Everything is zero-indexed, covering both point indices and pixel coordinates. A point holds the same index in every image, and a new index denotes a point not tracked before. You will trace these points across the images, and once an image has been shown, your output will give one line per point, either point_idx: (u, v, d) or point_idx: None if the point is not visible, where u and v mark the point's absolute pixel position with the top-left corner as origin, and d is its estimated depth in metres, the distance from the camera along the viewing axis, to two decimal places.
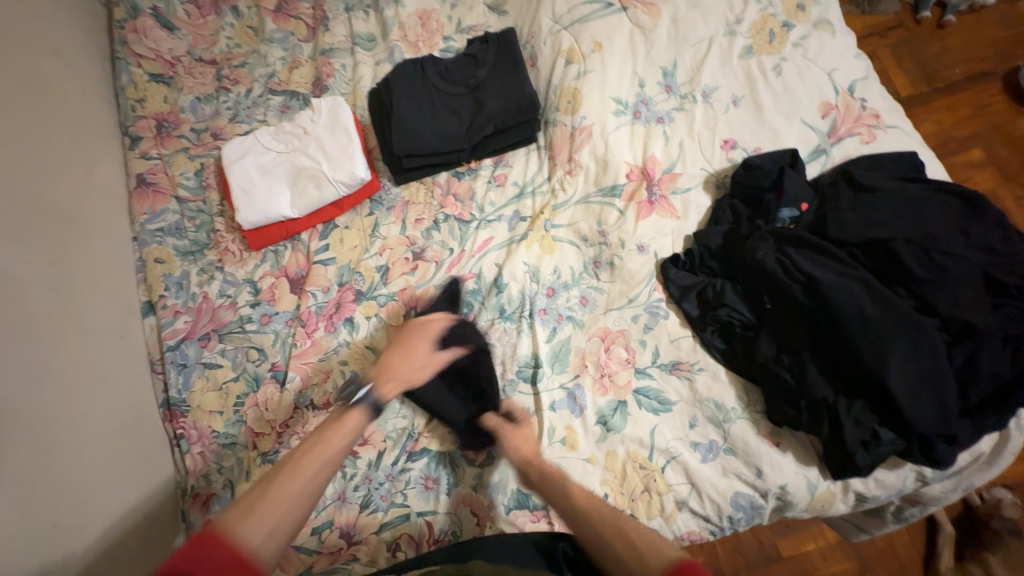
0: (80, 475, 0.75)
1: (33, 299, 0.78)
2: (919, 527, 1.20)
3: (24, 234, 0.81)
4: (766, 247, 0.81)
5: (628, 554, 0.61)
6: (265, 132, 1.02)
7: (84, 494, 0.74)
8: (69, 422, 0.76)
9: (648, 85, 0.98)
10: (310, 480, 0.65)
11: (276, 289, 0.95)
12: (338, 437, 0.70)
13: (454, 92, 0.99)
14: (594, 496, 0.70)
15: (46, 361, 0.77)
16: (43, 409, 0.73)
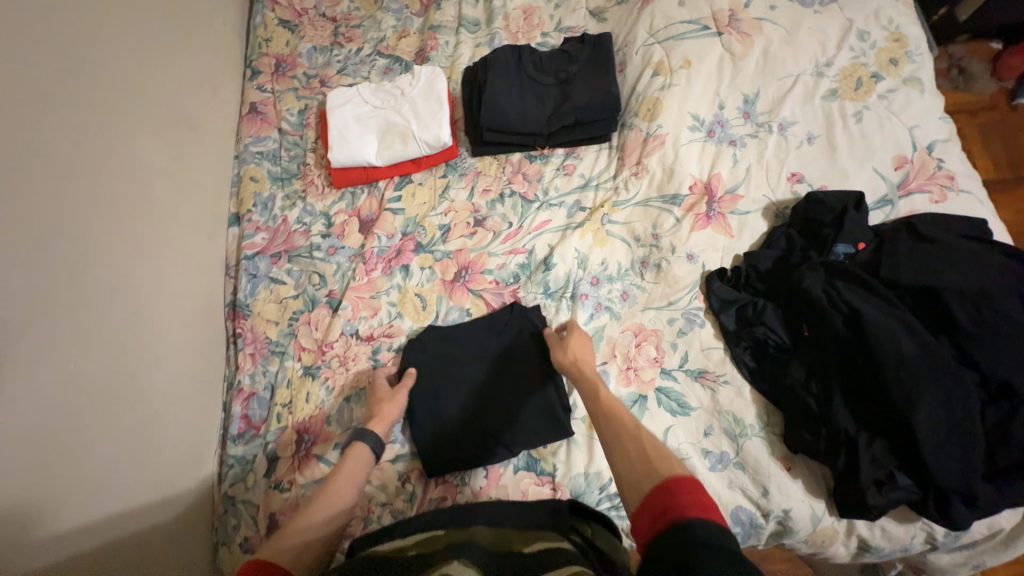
0: (155, 343, 0.85)
1: (152, 186, 0.90)
2: None
3: (156, 130, 0.93)
4: (815, 276, 0.83)
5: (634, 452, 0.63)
6: (366, 87, 1.12)
7: (156, 360, 0.84)
8: (156, 296, 0.87)
9: (727, 108, 1.02)
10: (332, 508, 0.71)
11: (346, 226, 1.04)
12: (345, 476, 0.74)
13: (543, 81, 1.07)
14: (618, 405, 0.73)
15: (151, 240, 0.88)
16: (140, 278, 0.84)
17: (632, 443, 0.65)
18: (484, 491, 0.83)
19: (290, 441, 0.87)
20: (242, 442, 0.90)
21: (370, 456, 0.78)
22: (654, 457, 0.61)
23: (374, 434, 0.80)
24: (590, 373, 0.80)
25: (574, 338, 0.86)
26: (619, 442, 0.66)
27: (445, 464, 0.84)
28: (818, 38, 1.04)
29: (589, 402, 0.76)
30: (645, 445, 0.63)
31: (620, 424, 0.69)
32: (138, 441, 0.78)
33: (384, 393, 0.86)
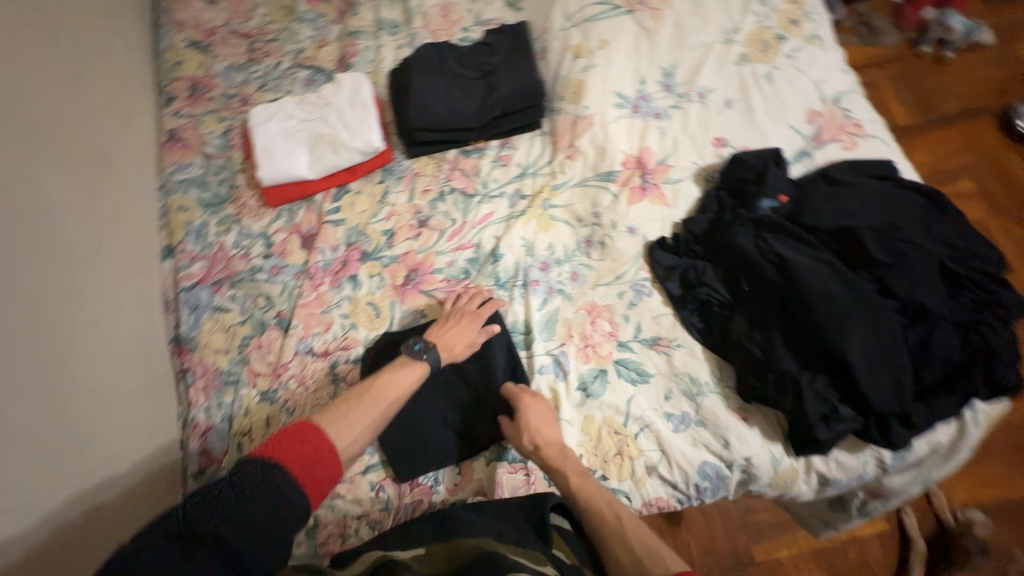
0: (93, 390, 0.80)
1: (69, 225, 0.86)
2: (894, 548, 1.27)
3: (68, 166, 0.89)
4: (745, 232, 0.87)
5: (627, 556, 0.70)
6: (290, 101, 1.09)
7: (97, 406, 0.80)
8: (89, 340, 0.82)
9: (648, 83, 1.05)
10: (385, 408, 0.78)
11: (287, 244, 1.01)
12: (397, 386, 0.80)
13: (468, 76, 1.07)
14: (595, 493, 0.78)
15: (75, 283, 0.83)
16: (70, 322, 0.80)
17: (616, 536, 0.72)
18: (461, 486, 0.85)
19: None
20: (205, 478, 0.86)
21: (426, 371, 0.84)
22: (639, 551, 0.69)
23: (436, 353, 0.85)
24: (557, 459, 0.80)
25: (530, 416, 0.82)
26: (605, 536, 0.73)
27: (420, 466, 0.84)
28: (723, 7, 1.09)
29: (565, 493, 0.79)
30: (629, 540, 0.70)
31: (600, 519, 0.74)
32: (85, 492, 0.74)
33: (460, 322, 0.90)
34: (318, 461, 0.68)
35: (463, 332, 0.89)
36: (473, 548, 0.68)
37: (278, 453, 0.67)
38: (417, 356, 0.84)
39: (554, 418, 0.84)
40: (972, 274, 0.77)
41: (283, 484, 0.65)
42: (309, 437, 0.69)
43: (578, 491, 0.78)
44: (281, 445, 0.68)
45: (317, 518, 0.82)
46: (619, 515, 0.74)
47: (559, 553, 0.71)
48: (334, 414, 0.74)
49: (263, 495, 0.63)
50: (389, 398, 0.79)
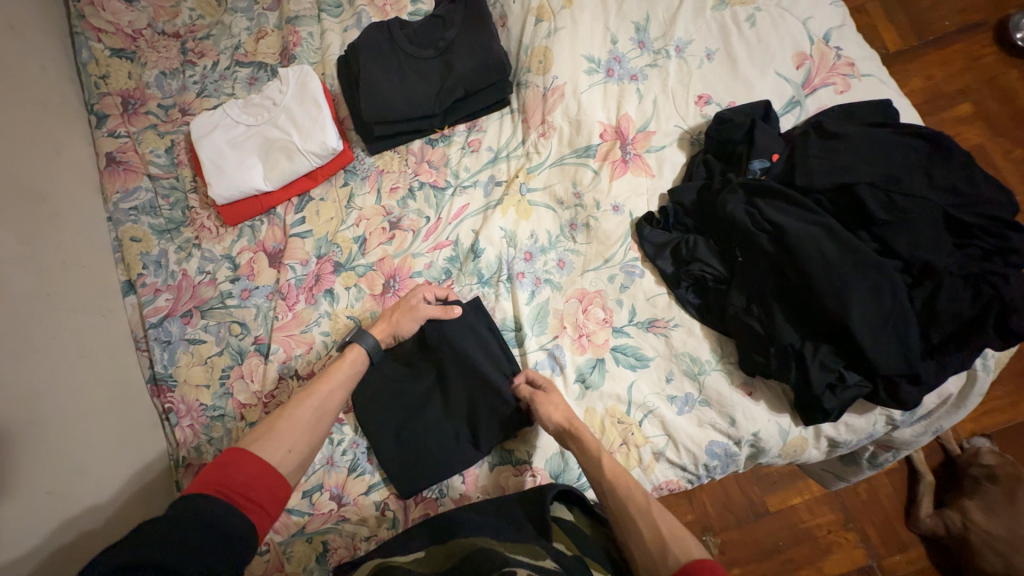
0: (69, 451, 0.76)
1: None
2: (906, 485, 1.28)
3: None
4: (735, 200, 0.81)
5: (649, 538, 0.66)
6: (233, 105, 1.00)
7: (76, 466, 0.77)
8: (55, 399, 0.77)
9: (620, 41, 0.96)
10: (322, 402, 0.76)
11: (254, 263, 0.95)
12: (339, 373, 0.80)
13: (423, 56, 0.97)
14: (620, 471, 0.73)
15: (28, 341, 0.77)
16: (26, 386, 0.74)
17: (643, 517, 0.68)
18: (466, 495, 0.83)
19: None
20: None
21: (364, 357, 0.84)
22: (664, 531, 0.65)
23: (372, 335, 0.85)
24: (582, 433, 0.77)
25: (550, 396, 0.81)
26: (629, 511, 0.69)
27: (425, 478, 0.83)
28: None
29: (591, 466, 0.75)
30: (655, 519, 0.67)
31: (630, 498, 0.70)
32: (84, 553, 0.72)
33: (403, 301, 0.88)
34: (262, 484, 0.63)
35: (406, 311, 0.86)
36: (469, 545, 0.66)
37: (211, 484, 0.61)
38: (353, 344, 0.84)
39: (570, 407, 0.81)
40: (980, 221, 0.72)
41: (216, 516, 0.57)
42: (241, 464, 0.63)
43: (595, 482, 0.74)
44: (211, 478, 0.62)
45: (325, 543, 0.80)
46: (648, 497, 0.70)
47: (560, 546, 0.69)
48: (267, 428, 0.70)
49: (193, 528, 0.55)
50: (334, 394, 0.78)
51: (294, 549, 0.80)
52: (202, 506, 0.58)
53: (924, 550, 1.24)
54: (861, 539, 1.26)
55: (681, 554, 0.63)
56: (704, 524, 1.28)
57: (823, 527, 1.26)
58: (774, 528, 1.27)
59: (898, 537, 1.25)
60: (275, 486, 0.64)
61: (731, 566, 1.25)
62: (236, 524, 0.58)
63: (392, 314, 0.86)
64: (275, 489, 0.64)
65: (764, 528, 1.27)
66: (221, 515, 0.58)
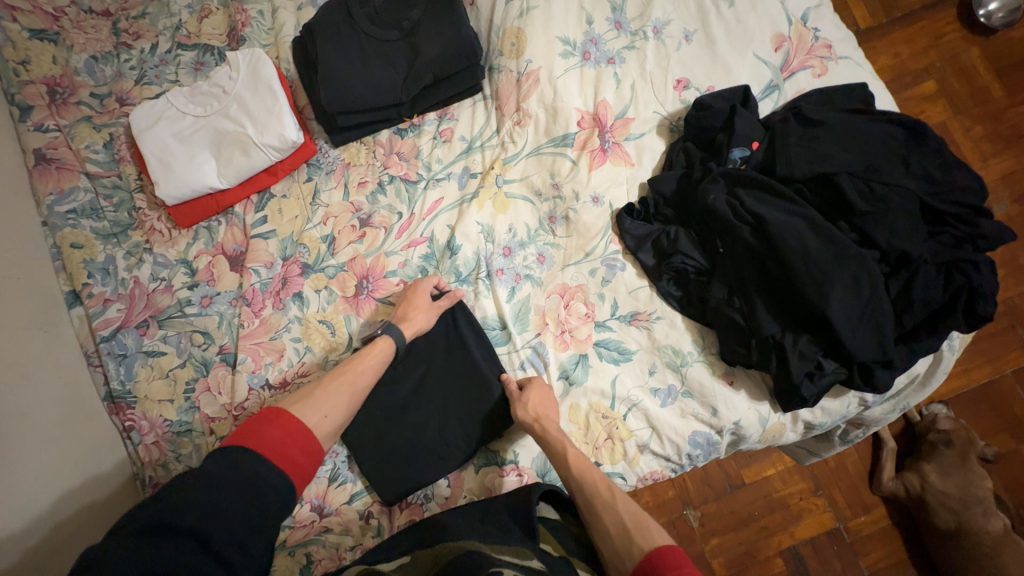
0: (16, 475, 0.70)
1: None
2: (870, 452, 1.35)
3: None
4: (716, 189, 0.79)
5: (613, 525, 0.67)
6: (178, 94, 0.91)
7: (28, 491, 0.71)
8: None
9: (597, 21, 0.91)
10: (352, 383, 0.74)
11: (214, 268, 0.89)
12: (366, 360, 0.77)
13: (387, 37, 0.90)
14: (587, 464, 0.74)
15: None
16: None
17: (608, 509, 0.69)
18: (452, 498, 0.81)
19: None
20: None
21: (391, 348, 0.80)
22: (630, 526, 0.66)
23: (399, 328, 0.80)
24: (551, 433, 0.76)
25: (533, 390, 0.80)
26: (596, 512, 0.69)
27: (411, 481, 0.80)
28: None
29: (557, 465, 0.75)
30: (620, 513, 0.67)
31: (596, 498, 0.71)
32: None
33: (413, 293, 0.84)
34: (298, 443, 0.62)
35: (423, 305, 0.83)
36: (458, 548, 0.64)
37: (250, 435, 0.60)
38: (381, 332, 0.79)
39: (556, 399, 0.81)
40: (951, 208, 0.74)
41: (252, 469, 0.57)
42: (281, 423, 0.62)
43: (573, 466, 0.74)
44: (253, 432, 0.60)
45: (308, 556, 0.78)
46: (612, 490, 0.71)
47: (547, 547, 0.68)
48: (301, 396, 0.69)
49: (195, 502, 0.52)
50: (363, 373, 0.76)
51: (276, 564, 0.78)
52: (240, 456, 0.57)
53: (885, 510, 1.32)
54: (829, 504, 1.32)
55: (645, 546, 0.63)
56: (683, 499, 1.32)
57: (795, 494, 1.32)
58: (749, 499, 1.32)
59: (862, 501, 1.32)
60: (311, 449, 0.63)
61: (710, 536, 1.30)
62: (274, 480, 0.57)
63: (412, 307, 0.82)
64: (310, 448, 0.63)
65: (739, 498, 1.32)
66: (258, 469, 0.57)
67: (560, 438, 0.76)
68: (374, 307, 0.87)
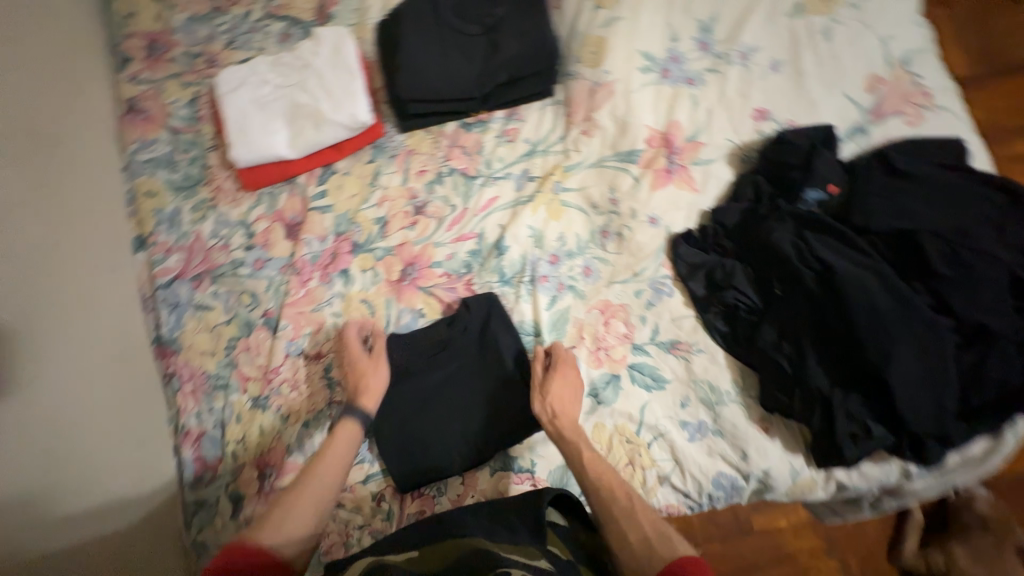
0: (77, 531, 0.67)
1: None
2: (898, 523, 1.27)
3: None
4: (783, 229, 0.77)
5: (632, 534, 0.63)
6: (262, 63, 0.94)
7: (83, 505, 0.70)
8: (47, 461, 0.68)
9: (681, 40, 0.90)
10: (321, 481, 0.68)
11: (270, 234, 0.92)
12: (332, 452, 0.72)
13: (468, 30, 0.91)
14: (601, 465, 0.71)
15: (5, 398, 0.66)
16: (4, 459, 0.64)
17: (626, 516, 0.65)
18: (464, 495, 0.80)
19: (251, 478, 0.81)
20: (202, 485, 0.83)
21: (358, 431, 0.75)
22: (651, 534, 0.62)
23: (362, 408, 0.76)
24: (570, 434, 0.74)
25: (553, 382, 0.77)
26: (615, 519, 0.65)
27: (426, 471, 0.81)
28: None
29: (573, 469, 0.72)
30: (640, 521, 0.64)
31: (614, 503, 0.67)
32: (95, 507, 0.71)
33: (370, 359, 0.81)
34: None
35: (375, 369, 0.80)
36: (465, 546, 0.64)
37: None
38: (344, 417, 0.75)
39: (575, 394, 0.78)
40: None
41: None
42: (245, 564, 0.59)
43: (588, 467, 0.71)
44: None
45: None
46: (629, 495, 0.68)
47: (554, 551, 0.66)
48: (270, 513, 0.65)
49: None
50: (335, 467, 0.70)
51: None
52: None
53: None
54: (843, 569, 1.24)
55: (667, 554, 0.60)
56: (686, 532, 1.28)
57: (806, 551, 1.25)
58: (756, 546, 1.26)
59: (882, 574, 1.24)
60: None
61: None
62: None
63: (364, 375, 0.79)
64: None
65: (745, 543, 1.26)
66: None
67: (574, 434, 0.74)
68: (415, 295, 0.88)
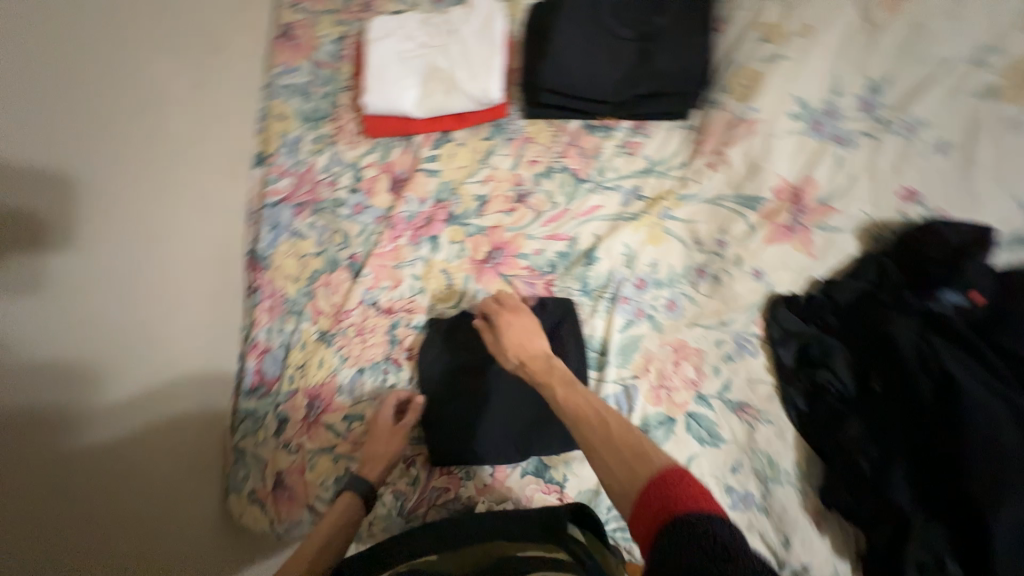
0: (148, 456, 0.73)
1: (102, 241, 0.71)
2: None
3: (105, 154, 0.72)
4: (905, 326, 0.72)
5: (611, 461, 0.54)
6: (413, 19, 0.97)
7: (150, 382, 0.76)
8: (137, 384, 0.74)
9: (844, 94, 0.83)
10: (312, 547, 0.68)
11: (375, 183, 0.94)
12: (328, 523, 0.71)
13: (621, 34, 0.89)
14: (575, 396, 0.64)
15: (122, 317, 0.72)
16: (109, 375, 0.69)
17: (603, 446, 0.56)
18: (489, 489, 0.78)
19: (300, 405, 0.84)
20: (256, 397, 0.88)
21: (358, 501, 0.74)
22: (628, 456, 0.53)
23: (365, 479, 0.75)
24: (542, 375, 0.70)
25: (505, 335, 0.77)
26: (596, 450, 0.56)
27: (456, 452, 0.80)
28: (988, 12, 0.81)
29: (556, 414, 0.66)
30: (617, 447, 0.55)
31: (587, 426, 0.59)
32: (161, 386, 0.78)
33: (387, 424, 0.80)
34: None
35: (391, 436, 0.79)
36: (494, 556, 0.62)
37: None
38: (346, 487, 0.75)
39: (534, 330, 0.77)
40: None
41: None
42: None
43: (563, 405, 0.64)
44: None
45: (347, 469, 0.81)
46: (605, 418, 0.59)
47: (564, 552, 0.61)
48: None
49: None
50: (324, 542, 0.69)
51: (318, 462, 0.82)
52: None
53: None
54: None
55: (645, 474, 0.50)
56: None
57: None
58: None
59: None
60: None
61: None
62: None
63: (377, 451, 0.78)
64: None
65: None
66: None
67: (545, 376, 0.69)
68: (495, 280, 0.88)
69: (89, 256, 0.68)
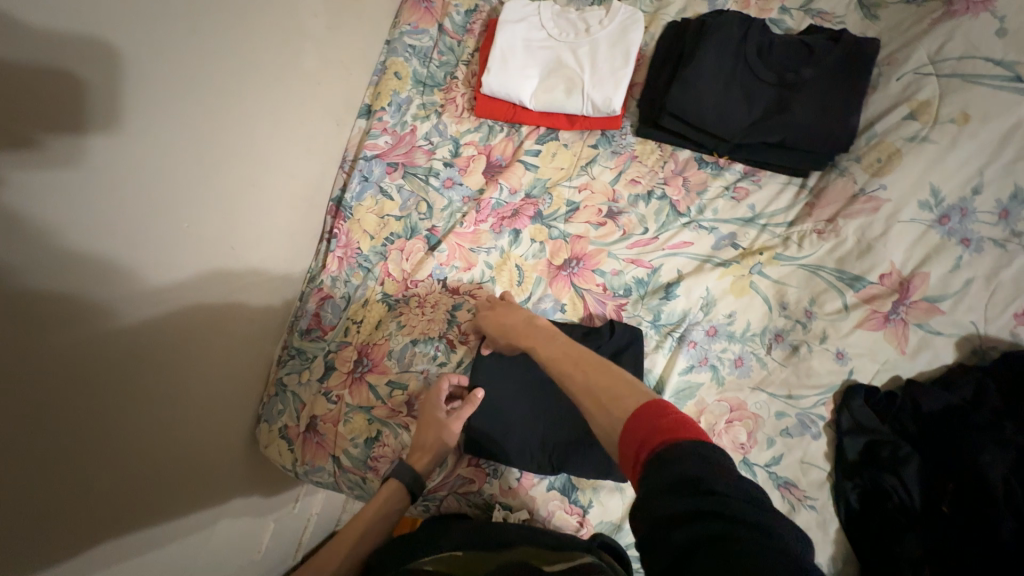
0: (198, 380, 0.71)
1: (218, 158, 0.69)
2: None
3: (221, 68, 0.67)
4: (994, 455, 0.68)
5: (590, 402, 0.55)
6: (549, 9, 0.96)
7: (226, 306, 0.75)
8: (198, 304, 0.69)
9: (984, 195, 0.77)
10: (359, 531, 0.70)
11: (471, 162, 0.95)
12: (375, 506, 0.71)
13: (764, 76, 0.85)
14: (554, 345, 0.67)
15: (204, 239, 0.69)
16: (197, 292, 0.68)
17: (583, 395, 0.56)
18: (513, 492, 0.77)
19: (349, 358, 0.83)
20: (307, 339, 0.88)
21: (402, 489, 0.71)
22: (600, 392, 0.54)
23: (409, 467, 0.72)
24: (522, 335, 0.72)
25: (484, 314, 0.80)
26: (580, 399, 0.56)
27: (483, 451, 0.77)
28: None
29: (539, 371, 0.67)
30: (589, 389, 0.56)
31: (570, 381, 0.60)
32: (235, 314, 0.77)
33: (433, 412, 0.75)
34: None
35: (431, 424, 0.74)
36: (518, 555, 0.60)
37: None
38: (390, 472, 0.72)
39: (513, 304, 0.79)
40: None
41: None
42: None
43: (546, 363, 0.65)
44: None
45: (378, 433, 0.79)
46: (576, 363, 0.61)
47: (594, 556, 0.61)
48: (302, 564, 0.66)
49: None
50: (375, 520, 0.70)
51: (353, 418, 0.80)
52: None
53: None
54: None
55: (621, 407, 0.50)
56: None
57: None
58: None
59: None
60: None
61: None
62: None
63: (424, 437, 0.74)
64: None
65: None
66: None
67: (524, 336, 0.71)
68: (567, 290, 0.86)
69: (206, 169, 0.67)
